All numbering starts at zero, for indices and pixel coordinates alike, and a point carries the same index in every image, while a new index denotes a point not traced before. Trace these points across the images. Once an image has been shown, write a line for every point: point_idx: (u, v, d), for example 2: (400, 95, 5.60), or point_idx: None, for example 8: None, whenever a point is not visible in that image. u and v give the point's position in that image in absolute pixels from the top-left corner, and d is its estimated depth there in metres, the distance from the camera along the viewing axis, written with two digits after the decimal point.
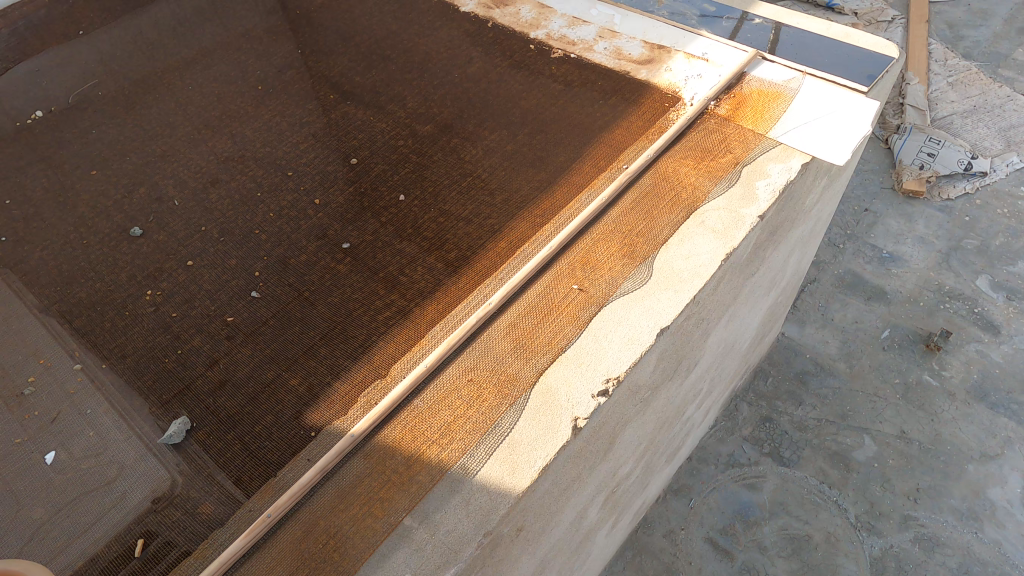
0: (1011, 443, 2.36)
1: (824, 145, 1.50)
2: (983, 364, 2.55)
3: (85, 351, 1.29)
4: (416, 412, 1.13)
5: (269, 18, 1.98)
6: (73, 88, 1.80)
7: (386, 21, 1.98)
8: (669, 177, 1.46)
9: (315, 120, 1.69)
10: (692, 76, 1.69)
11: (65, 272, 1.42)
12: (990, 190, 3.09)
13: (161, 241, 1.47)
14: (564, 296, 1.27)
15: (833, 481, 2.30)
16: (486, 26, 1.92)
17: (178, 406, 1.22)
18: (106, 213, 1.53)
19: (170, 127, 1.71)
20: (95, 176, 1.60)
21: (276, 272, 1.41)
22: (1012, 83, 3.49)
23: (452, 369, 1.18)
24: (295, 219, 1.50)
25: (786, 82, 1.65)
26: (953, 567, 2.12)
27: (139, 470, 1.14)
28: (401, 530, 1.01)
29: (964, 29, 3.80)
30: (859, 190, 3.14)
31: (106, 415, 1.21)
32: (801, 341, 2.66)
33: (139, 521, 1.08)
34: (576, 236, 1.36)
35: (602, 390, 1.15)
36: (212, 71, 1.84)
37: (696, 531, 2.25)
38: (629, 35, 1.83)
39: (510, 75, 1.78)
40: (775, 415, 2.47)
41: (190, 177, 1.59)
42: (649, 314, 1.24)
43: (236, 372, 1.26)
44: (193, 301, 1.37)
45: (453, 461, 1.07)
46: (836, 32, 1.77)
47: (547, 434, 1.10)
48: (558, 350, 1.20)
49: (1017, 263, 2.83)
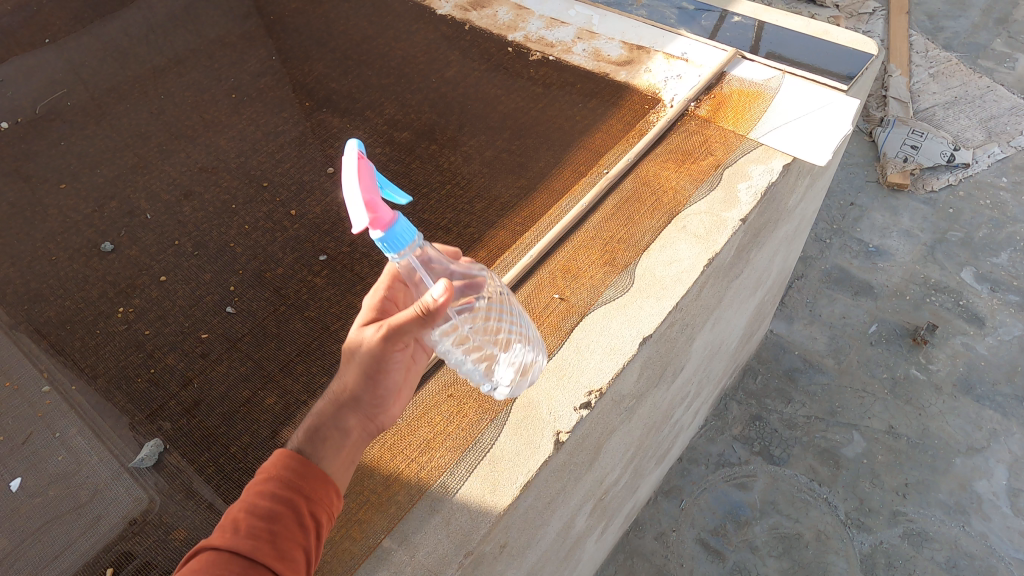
0: (997, 435, 2.36)
1: (805, 145, 1.48)
2: (969, 357, 2.55)
3: (57, 370, 1.26)
4: (395, 429, 1.11)
5: (245, 23, 1.94)
6: (41, 99, 1.75)
7: (361, 24, 1.94)
8: (650, 181, 1.44)
9: (291, 129, 1.66)
10: (672, 77, 1.67)
11: (34, 290, 1.38)
12: (972, 181, 3.09)
13: (133, 256, 1.44)
14: (545, 306, 1.25)
15: (823, 479, 2.30)
16: (463, 28, 1.89)
17: (150, 426, 1.19)
18: (75, 227, 1.49)
19: (143, 138, 1.67)
20: (65, 189, 1.56)
21: (253, 287, 1.38)
22: (992, 74, 3.49)
23: (431, 384, 1.16)
24: (271, 231, 1.47)
25: (766, 81, 1.63)
26: (942, 562, 2.12)
27: (112, 493, 1.11)
28: (379, 552, 0.99)
29: (943, 20, 3.80)
30: (844, 184, 3.14)
31: (79, 436, 1.17)
32: (789, 338, 2.65)
33: (108, 549, 1.05)
34: (557, 244, 1.34)
35: (585, 403, 1.13)
36: (187, 79, 1.80)
37: (686, 532, 2.24)
38: (608, 35, 1.79)
39: (489, 78, 1.76)
40: (764, 413, 2.47)
41: (163, 190, 1.56)
42: (630, 323, 1.22)
43: (210, 391, 1.23)
44: (167, 317, 1.34)
45: (433, 479, 1.05)
46: (816, 29, 1.75)
47: (529, 449, 1.08)
48: (539, 362, 1.18)
49: (1001, 255, 2.84)
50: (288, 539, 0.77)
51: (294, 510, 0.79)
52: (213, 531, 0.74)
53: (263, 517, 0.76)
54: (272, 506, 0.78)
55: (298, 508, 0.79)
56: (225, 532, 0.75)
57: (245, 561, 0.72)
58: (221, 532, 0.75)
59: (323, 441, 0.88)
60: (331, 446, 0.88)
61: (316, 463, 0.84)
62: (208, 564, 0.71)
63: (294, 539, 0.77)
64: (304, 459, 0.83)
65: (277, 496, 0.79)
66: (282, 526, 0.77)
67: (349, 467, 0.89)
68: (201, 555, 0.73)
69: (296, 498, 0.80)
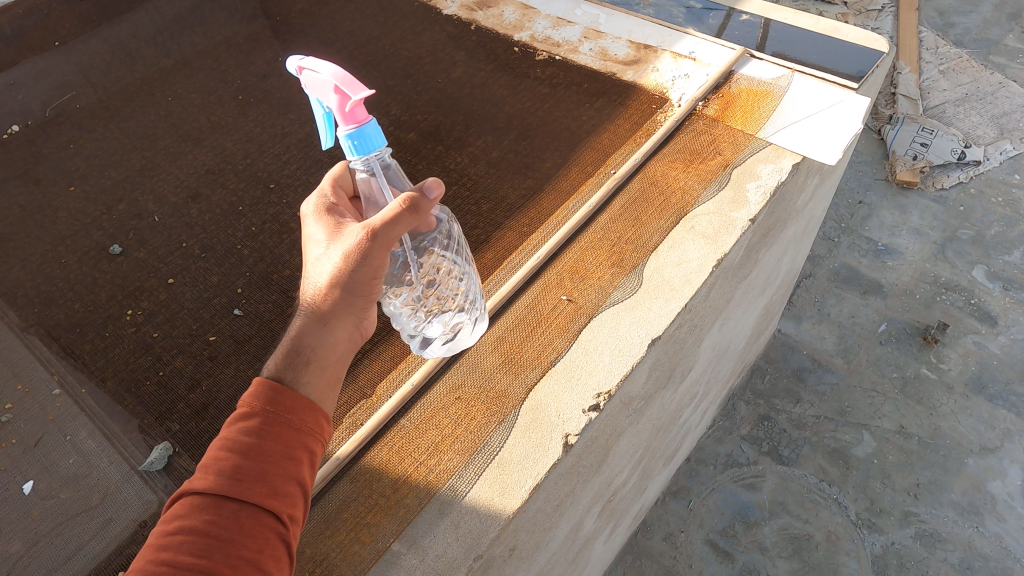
0: (1011, 435, 2.34)
1: (815, 144, 1.47)
2: (981, 356, 2.53)
3: (66, 374, 1.27)
4: (403, 432, 1.11)
5: (251, 25, 1.95)
6: (50, 102, 1.76)
7: (367, 25, 1.94)
8: (658, 181, 1.43)
9: (298, 130, 1.67)
10: (679, 76, 1.67)
11: (44, 293, 1.39)
12: (984, 178, 3.07)
13: (141, 258, 1.44)
14: (553, 308, 1.24)
15: (833, 479, 2.28)
16: (469, 29, 1.88)
17: (159, 429, 1.19)
18: (84, 230, 1.49)
19: (151, 139, 1.67)
20: (73, 192, 1.56)
21: (260, 289, 1.38)
22: (1004, 70, 3.46)
23: (439, 386, 1.15)
24: (277, 233, 1.47)
25: (774, 80, 1.61)
26: (955, 563, 2.11)
27: (123, 497, 1.11)
28: (389, 556, 0.98)
29: (954, 16, 3.76)
30: (852, 182, 3.12)
31: (89, 439, 1.18)
32: (798, 337, 2.64)
33: (120, 552, 1.06)
34: (564, 244, 1.34)
35: (593, 405, 1.13)
36: (194, 81, 1.81)
37: (695, 533, 2.24)
38: (615, 34, 1.78)
39: (495, 79, 1.75)
40: (773, 413, 2.45)
41: (171, 193, 1.56)
42: (639, 324, 1.22)
43: (218, 394, 1.23)
44: (175, 320, 1.35)
45: (442, 482, 1.05)
46: (825, 27, 1.74)
47: (538, 452, 1.08)
48: (547, 364, 1.17)
49: (1013, 253, 2.81)
50: (278, 471, 0.78)
51: (281, 445, 0.80)
52: (195, 474, 0.74)
53: (248, 455, 0.77)
54: (256, 443, 0.78)
55: (286, 443, 0.81)
56: (209, 474, 0.75)
57: (234, 503, 0.73)
58: (203, 475, 0.75)
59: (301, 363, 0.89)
60: (316, 370, 0.89)
61: (298, 391, 0.86)
62: (194, 507, 0.72)
63: (286, 473, 0.78)
64: (284, 389, 0.84)
65: (261, 433, 0.79)
66: (269, 462, 0.78)
67: (332, 384, 0.91)
68: (186, 498, 0.74)
69: (281, 432, 0.81)
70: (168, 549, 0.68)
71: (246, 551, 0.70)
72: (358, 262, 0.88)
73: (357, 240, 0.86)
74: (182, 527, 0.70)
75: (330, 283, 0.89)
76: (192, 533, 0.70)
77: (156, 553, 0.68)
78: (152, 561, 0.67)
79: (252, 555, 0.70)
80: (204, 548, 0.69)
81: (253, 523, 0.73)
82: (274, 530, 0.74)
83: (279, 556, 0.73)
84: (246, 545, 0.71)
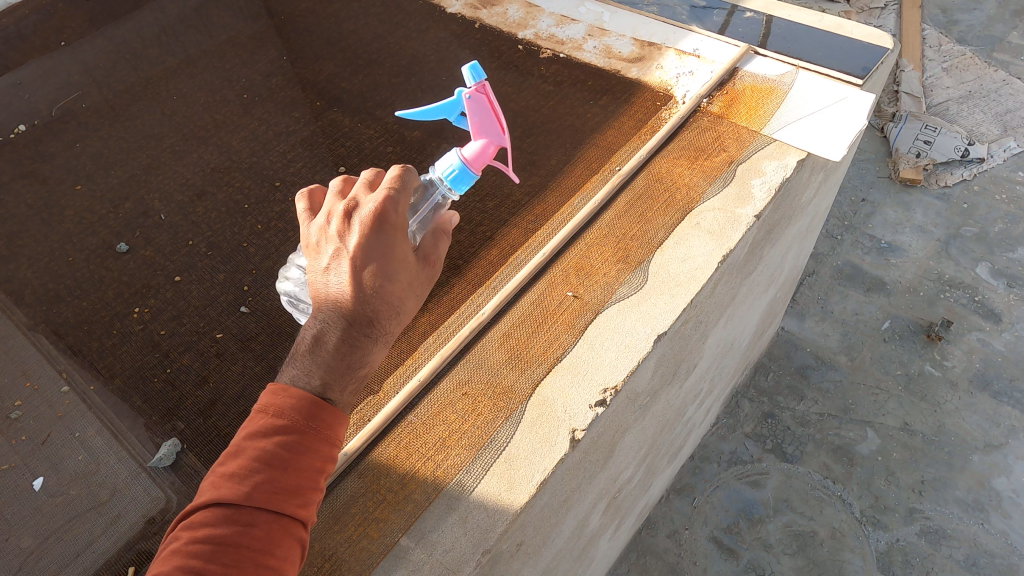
0: (1015, 432, 2.33)
1: (819, 140, 1.47)
2: (985, 353, 2.53)
3: (74, 371, 1.27)
4: (410, 428, 1.11)
5: (255, 24, 1.95)
6: (55, 101, 1.76)
7: (371, 24, 1.94)
8: (663, 178, 1.43)
9: (303, 128, 1.67)
10: (683, 74, 1.67)
11: (51, 291, 1.39)
12: (987, 175, 3.06)
13: (147, 256, 1.45)
14: (560, 304, 1.25)
15: (838, 476, 2.29)
16: (474, 26, 1.88)
17: (167, 426, 1.20)
18: (91, 229, 1.50)
19: (156, 138, 1.68)
20: (79, 190, 1.57)
21: (266, 286, 1.38)
22: (1007, 67, 3.46)
23: (447, 382, 1.16)
24: (283, 231, 1.47)
25: (779, 77, 1.61)
26: (960, 560, 2.11)
27: (131, 494, 1.12)
28: (397, 550, 0.99)
29: (957, 14, 3.76)
30: (856, 179, 3.12)
31: (98, 437, 1.19)
32: (802, 334, 2.64)
33: (129, 548, 1.06)
34: (570, 241, 1.34)
35: (600, 400, 1.13)
36: (199, 80, 1.81)
37: (700, 530, 2.24)
38: (619, 32, 1.78)
39: (499, 76, 1.75)
40: (777, 411, 2.45)
41: (177, 191, 1.57)
42: (645, 320, 1.22)
43: (226, 391, 1.24)
44: (182, 317, 1.35)
45: (450, 478, 1.05)
46: (829, 24, 1.74)
47: (545, 446, 1.09)
48: (554, 360, 1.18)
49: (1017, 250, 2.81)
50: (308, 484, 0.81)
51: (311, 458, 0.83)
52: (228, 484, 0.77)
53: (280, 469, 0.80)
54: (292, 458, 0.81)
55: (316, 456, 0.83)
56: (241, 483, 0.78)
57: (264, 516, 0.77)
58: (236, 485, 0.77)
59: (357, 381, 0.91)
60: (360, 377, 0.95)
61: (338, 407, 0.87)
62: (224, 517, 0.76)
63: (313, 486, 0.82)
64: (329, 406, 0.85)
65: (294, 447, 0.81)
66: (302, 477, 0.81)
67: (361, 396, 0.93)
68: (216, 504, 0.77)
69: (317, 447, 0.83)
70: (198, 558, 0.72)
71: (274, 561, 0.75)
72: (420, 290, 1.00)
73: (427, 268, 1.01)
74: (212, 537, 0.74)
75: (401, 303, 0.96)
76: (223, 543, 0.74)
77: (189, 562, 0.72)
78: (183, 568, 0.71)
79: (278, 565, 0.75)
80: (235, 559, 0.73)
81: (281, 534, 0.78)
82: (297, 539, 0.79)
83: (298, 562, 0.79)
84: (273, 558, 0.76)
